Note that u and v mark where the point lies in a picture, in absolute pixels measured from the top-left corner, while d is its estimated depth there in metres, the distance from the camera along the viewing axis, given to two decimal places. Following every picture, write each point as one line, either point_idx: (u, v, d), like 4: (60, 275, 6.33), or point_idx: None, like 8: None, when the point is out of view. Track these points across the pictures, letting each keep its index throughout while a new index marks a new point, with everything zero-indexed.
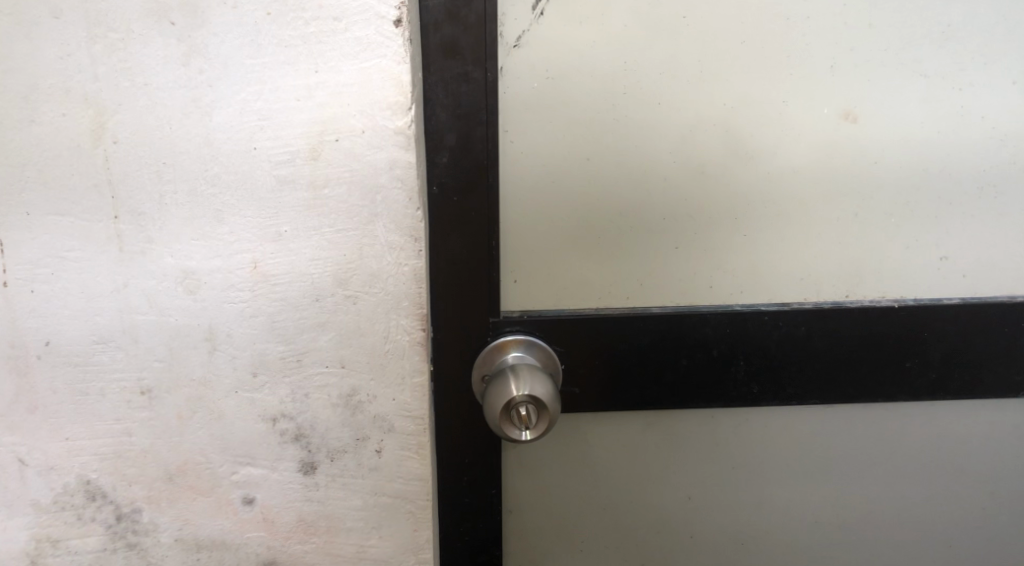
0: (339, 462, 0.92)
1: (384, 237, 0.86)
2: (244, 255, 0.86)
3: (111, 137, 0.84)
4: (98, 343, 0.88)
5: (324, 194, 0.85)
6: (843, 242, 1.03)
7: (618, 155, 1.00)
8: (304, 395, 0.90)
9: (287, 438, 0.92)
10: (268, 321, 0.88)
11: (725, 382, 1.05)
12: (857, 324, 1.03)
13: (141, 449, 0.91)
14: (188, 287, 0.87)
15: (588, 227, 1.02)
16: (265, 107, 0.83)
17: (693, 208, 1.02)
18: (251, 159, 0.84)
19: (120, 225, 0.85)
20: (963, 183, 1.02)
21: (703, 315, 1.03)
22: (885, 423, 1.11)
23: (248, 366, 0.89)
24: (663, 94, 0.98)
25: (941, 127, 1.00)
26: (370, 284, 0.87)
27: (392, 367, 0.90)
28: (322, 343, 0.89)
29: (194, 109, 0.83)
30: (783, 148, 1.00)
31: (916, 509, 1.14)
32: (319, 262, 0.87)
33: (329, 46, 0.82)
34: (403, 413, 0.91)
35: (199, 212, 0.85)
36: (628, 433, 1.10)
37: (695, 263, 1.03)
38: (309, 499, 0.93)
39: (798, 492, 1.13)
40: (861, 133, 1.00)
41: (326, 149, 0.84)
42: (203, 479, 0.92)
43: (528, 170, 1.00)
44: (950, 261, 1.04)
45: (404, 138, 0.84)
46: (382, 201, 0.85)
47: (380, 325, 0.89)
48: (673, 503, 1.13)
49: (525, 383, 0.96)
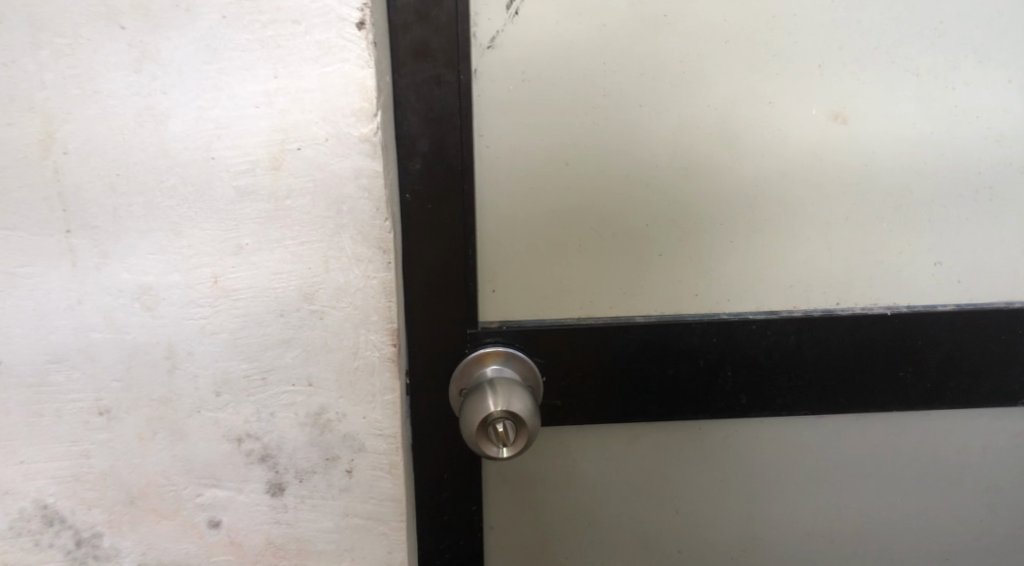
0: (308, 483, 0.88)
1: (351, 249, 0.82)
2: (204, 269, 0.82)
3: (60, 147, 0.79)
4: (52, 362, 0.84)
5: (286, 204, 0.81)
6: (832, 248, 0.99)
7: (598, 160, 0.96)
8: (269, 414, 0.86)
9: (253, 458, 0.88)
10: (231, 338, 0.84)
11: (712, 393, 1.01)
12: (848, 333, 1.00)
13: (101, 472, 0.87)
14: (146, 303, 0.83)
15: (569, 234, 0.98)
16: (222, 115, 0.79)
17: (679, 214, 0.98)
18: (209, 169, 0.80)
19: (72, 239, 0.81)
20: (956, 185, 0.98)
21: (688, 324, 0.99)
22: (879, 434, 1.07)
23: (211, 385, 0.85)
24: (644, 96, 0.94)
25: (935, 127, 0.96)
26: (338, 298, 0.83)
27: (362, 384, 0.86)
28: (288, 360, 0.85)
29: (148, 117, 0.79)
30: (770, 151, 0.96)
31: (911, 521, 1.11)
32: (283, 276, 0.83)
33: (288, 50, 0.78)
34: (374, 431, 0.87)
35: (156, 225, 0.81)
36: (612, 446, 1.06)
37: (680, 270, 0.99)
38: (278, 521, 0.89)
39: (789, 506, 1.10)
40: (850, 134, 0.96)
41: (287, 158, 0.80)
42: (166, 502, 0.88)
43: (505, 176, 0.96)
44: (945, 266, 1.00)
45: (369, 146, 0.80)
46: (348, 212, 0.81)
47: (348, 341, 0.85)
48: (660, 517, 1.10)
49: (502, 398, 0.93)
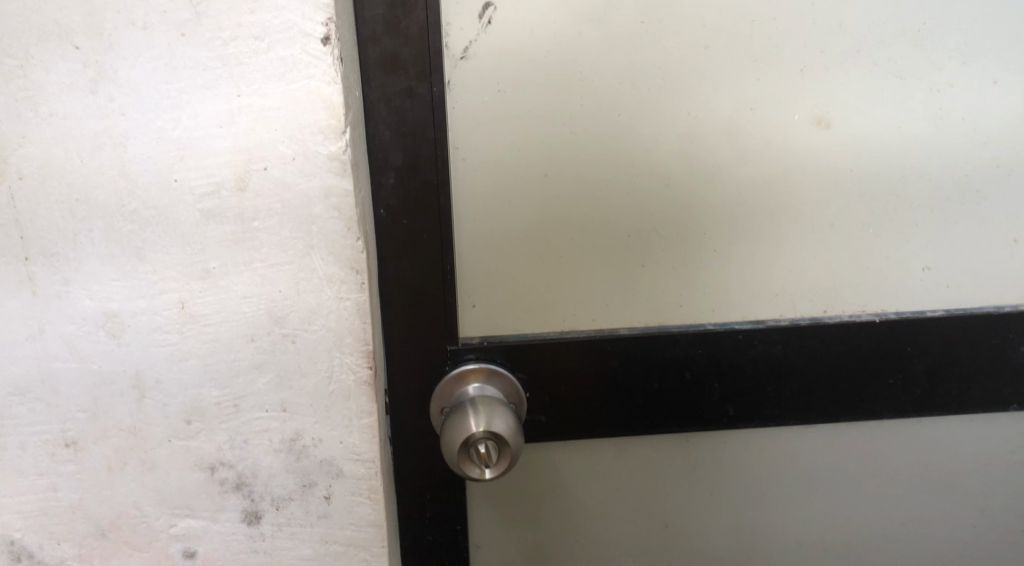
0: (284, 510, 0.86)
1: (322, 270, 0.80)
2: (171, 294, 0.80)
3: (15, 172, 0.77)
4: (14, 394, 0.81)
5: (254, 226, 0.78)
6: (819, 254, 0.97)
7: (577, 170, 0.93)
8: (243, 442, 0.84)
9: (227, 487, 0.85)
10: (200, 364, 0.81)
11: (699, 405, 0.99)
12: (837, 340, 0.97)
13: (69, 505, 0.84)
14: (111, 331, 0.80)
15: (549, 246, 0.95)
16: (184, 135, 0.76)
17: (662, 223, 0.95)
18: (172, 191, 0.77)
19: (32, 267, 0.79)
20: (943, 189, 0.96)
21: (673, 335, 0.96)
22: (870, 442, 1.05)
23: (181, 413, 0.83)
24: (623, 105, 0.92)
25: (920, 130, 0.94)
26: (310, 321, 0.81)
27: (338, 409, 0.83)
28: (260, 385, 0.82)
29: (106, 140, 0.76)
30: (754, 157, 0.94)
31: (905, 528, 1.09)
32: (253, 299, 0.80)
33: (251, 68, 0.75)
34: (351, 456, 0.85)
35: (119, 250, 0.78)
36: (598, 460, 1.04)
37: (664, 280, 0.97)
38: (254, 550, 0.87)
39: (780, 516, 1.07)
40: (834, 140, 0.94)
41: (253, 178, 0.77)
42: (138, 534, 0.86)
43: (483, 187, 0.93)
44: (933, 271, 0.98)
45: (339, 164, 0.77)
46: (318, 232, 0.79)
47: (322, 364, 0.82)
48: (649, 531, 1.07)
49: (484, 418, 0.90)
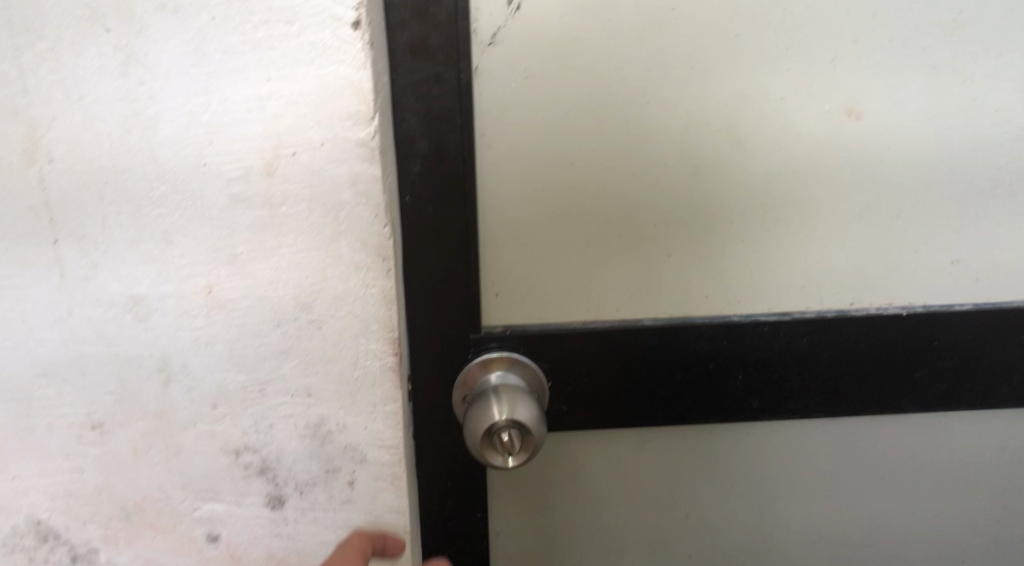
0: (308, 495, 0.86)
1: (349, 256, 0.79)
2: (198, 279, 0.80)
3: (44, 154, 0.77)
4: (41, 376, 0.82)
5: (281, 211, 0.78)
6: (847, 246, 0.96)
7: (604, 159, 0.92)
8: (268, 426, 0.84)
9: (251, 471, 0.85)
10: (226, 349, 0.82)
11: (723, 397, 0.98)
12: (863, 334, 0.96)
13: (95, 487, 0.85)
14: (138, 314, 0.81)
15: (574, 235, 0.95)
16: (213, 120, 0.76)
17: (688, 213, 0.95)
18: (201, 176, 0.77)
19: (60, 249, 0.79)
20: (974, 181, 0.95)
21: (698, 326, 0.96)
22: (894, 435, 1.04)
23: (206, 397, 0.83)
24: (651, 92, 0.91)
25: (952, 122, 0.93)
26: (336, 307, 0.81)
27: (363, 395, 0.83)
28: (285, 371, 0.82)
29: (135, 123, 0.76)
30: (783, 147, 0.93)
31: (926, 523, 1.08)
32: (280, 285, 0.80)
33: (281, 52, 0.75)
34: (376, 442, 0.85)
35: (147, 234, 0.79)
36: (620, 450, 1.04)
37: (690, 271, 0.96)
38: (278, 534, 0.87)
39: (801, 509, 1.07)
40: (864, 131, 0.93)
41: (281, 163, 0.77)
42: (162, 517, 0.86)
43: (508, 175, 0.93)
44: (962, 264, 0.97)
45: (367, 150, 0.77)
46: (346, 218, 0.79)
47: (348, 351, 0.82)
48: (669, 522, 1.07)
49: (507, 406, 0.90)
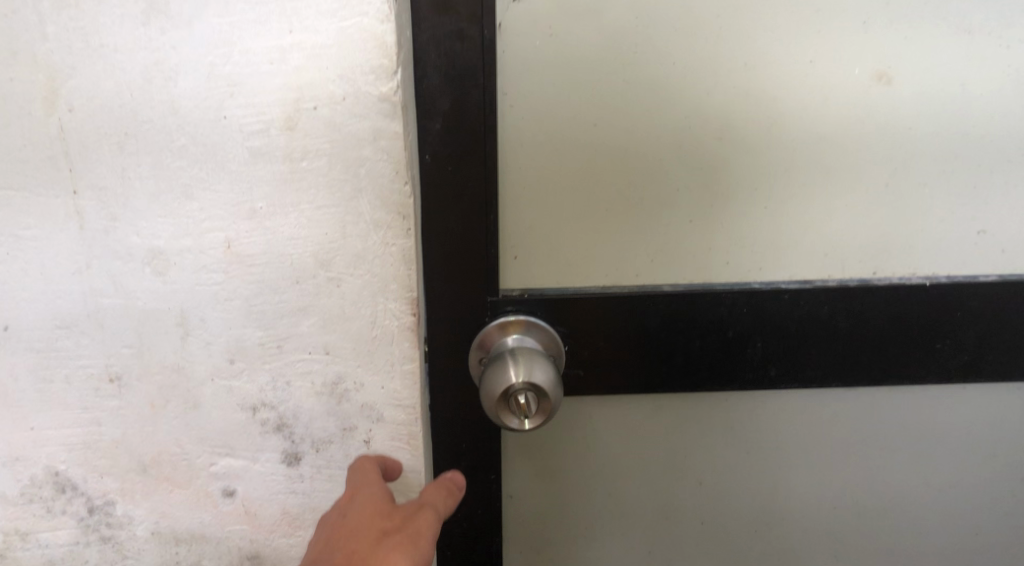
0: (324, 453, 0.86)
1: (369, 214, 0.79)
2: (217, 234, 0.79)
3: (64, 103, 0.76)
4: (60, 328, 0.82)
5: (302, 166, 0.78)
6: (871, 214, 0.95)
7: (627, 120, 0.91)
8: (285, 383, 0.84)
9: (268, 427, 0.85)
10: (244, 305, 0.81)
11: (740, 365, 0.97)
12: (884, 303, 0.95)
13: (112, 440, 0.85)
14: (157, 268, 0.80)
15: (595, 198, 0.94)
16: (235, 72, 0.75)
17: (711, 178, 0.93)
18: (221, 128, 0.77)
19: (80, 200, 0.78)
20: (1004, 150, 0.93)
21: (717, 293, 0.95)
22: (912, 407, 1.03)
23: (224, 353, 0.83)
24: (678, 52, 0.89)
25: (985, 89, 0.91)
26: (355, 266, 0.80)
27: (380, 354, 0.83)
28: (303, 328, 0.82)
29: (155, 74, 0.75)
30: (811, 111, 0.91)
31: (941, 496, 1.08)
32: (298, 241, 0.79)
33: (304, 3, 0.74)
34: (392, 402, 0.84)
35: (167, 187, 0.78)
36: (635, 416, 1.03)
37: (712, 237, 0.95)
38: (294, 490, 0.88)
39: (816, 479, 1.07)
40: (894, 96, 0.91)
41: (302, 118, 0.76)
42: (179, 471, 0.87)
43: (529, 136, 0.92)
44: (988, 234, 0.96)
45: (389, 106, 0.76)
46: (366, 175, 0.78)
47: (366, 310, 0.82)
48: (683, 489, 1.07)
49: (524, 370, 0.89)
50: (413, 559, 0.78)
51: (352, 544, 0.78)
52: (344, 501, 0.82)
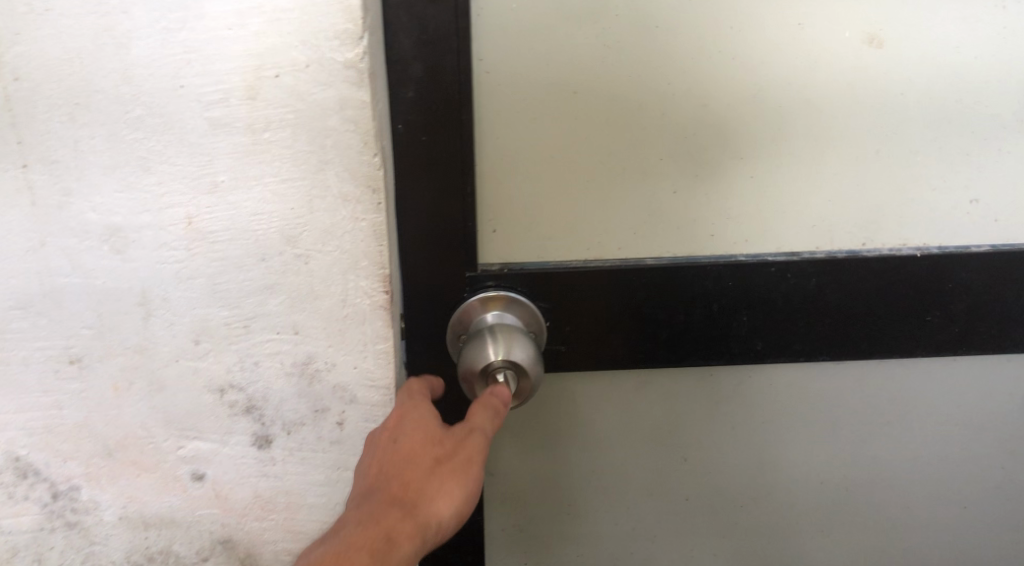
0: (296, 435, 0.83)
1: (337, 188, 0.75)
2: (177, 209, 0.76)
3: (10, 72, 0.72)
4: (16, 309, 0.78)
5: (264, 138, 0.74)
6: (861, 182, 0.92)
7: (609, 87, 0.87)
8: (253, 364, 0.81)
9: (237, 409, 0.82)
10: (208, 283, 0.78)
11: (725, 339, 0.95)
12: (874, 275, 0.92)
13: (75, 424, 0.82)
14: (116, 245, 0.77)
15: (575, 169, 0.90)
16: (191, 37, 0.71)
17: (695, 147, 0.90)
18: (178, 98, 0.73)
19: (31, 175, 0.75)
20: (999, 115, 0.90)
21: (702, 266, 0.92)
22: (902, 381, 1.01)
23: (189, 333, 0.79)
24: (661, 15, 0.85)
25: (980, 52, 0.88)
26: (323, 242, 0.77)
27: (352, 333, 0.80)
28: (270, 307, 0.79)
29: (107, 40, 0.71)
30: (799, 75, 0.88)
31: (929, 469, 1.06)
32: (263, 217, 0.76)
33: None
34: (365, 383, 0.81)
35: (123, 160, 0.74)
36: (619, 392, 1.00)
37: (696, 209, 0.92)
38: (265, 474, 0.85)
39: (803, 453, 1.04)
40: (886, 59, 0.87)
41: (264, 87, 0.72)
42: (146, 454, 0.84)
43: (506, 104, 0.88)
44: (981, 204, 0.93)
45: (356, 73, 0.72)
46: (333, 146, 0.74)
47: (336, 287, 0.78)
48: (667, 464, 1.05)
49: (503, 347, 0.86)
50: (466, 489, 0.76)
51: (404, 474, 0.77)
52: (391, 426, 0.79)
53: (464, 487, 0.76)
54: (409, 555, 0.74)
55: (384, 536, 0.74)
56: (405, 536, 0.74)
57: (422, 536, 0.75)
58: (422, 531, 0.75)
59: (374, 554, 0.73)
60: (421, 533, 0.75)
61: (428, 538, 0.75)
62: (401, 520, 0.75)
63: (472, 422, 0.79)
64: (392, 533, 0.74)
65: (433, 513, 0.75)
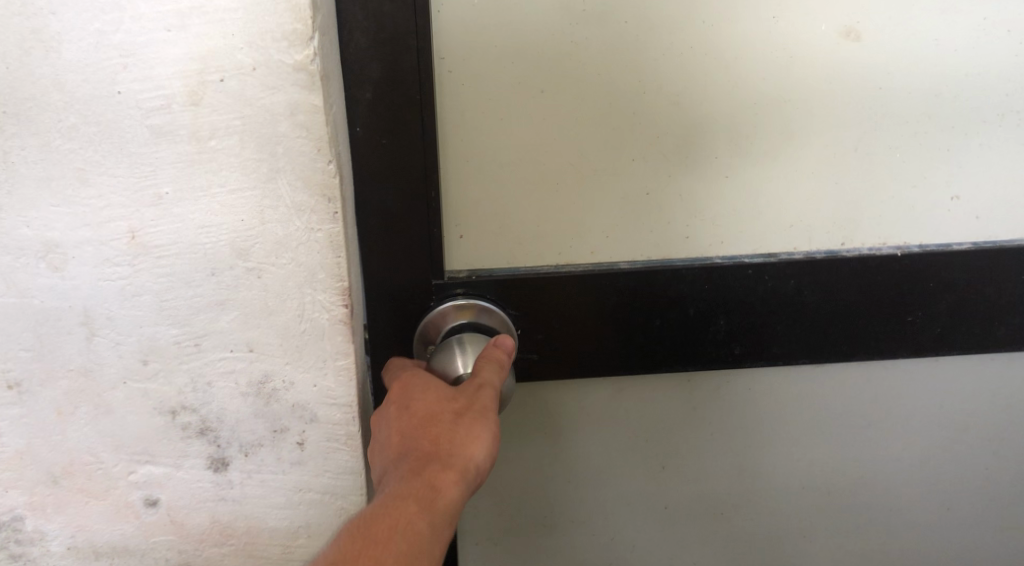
0: (254, 456, 0.79)
1: (289, 197, 0.71)
2: (120, 223, 0.71)
3: None
4: None
5: (210, 146, 0.69)
6: (839, 180, 0.88)
7: (578, 85, 0.83)
8: (205, 384, 0.76)
9: (190, 432, 0.78)
10: (156, 300, 0.73)
11: (702, 344, 0.91)
12: (854, 276, 0.89)
13: (16, 451, 0.77)
14: (54, 262, 0.72)
15: (544, 171, 0.86)
16: (127, 40, 0.66)
17: (668, 147, 0.86)
18: (115, 105, 0.68)
19: None
20: (980, 110, 0.87)
21: (677, 269, 0.88)
22: (884, 382, 0.98)
23: (136, 353, 0.75)
24: (631, 10, 0.81)
25: (960, 45, 0.84)
26: (277, 254, 0.72)
27: (311, 350, 0.76)
28: (223, 324, 0.74)
29: (35, 44, 0.66)
30: (774, 72, 0.84)
31: (912, 471, 1.03)
32: (212, 230, 0.71)
33: None
34: (326, 401, 0.77)
35: (58, 172, 0.69)
36: (594, 400, 0.96)
37: (670, 210, 0.88)
38: (223, 498, 0.80)
39: (783, 458, 1.01)
40: (863, 54, 0.84)
41: (209, 92, 0.68)
42: (94, 481, 0.79)
43: (470, 104, 0.83)
44: (962, 202, 0.90)
45: (306, 76, 0.68)
46: (284, 154, 0.70)
47: (293, 301, 0.74)
48: (644, 472, 1.01)
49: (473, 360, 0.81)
50: (493, 430, 0.76)
51: (429, 431, 0.76)
52: (398, 396, 0.79)
53: (492, 428, 0.76)
54: (456, 498, 0.73)
55: (428, 485, 0.73)
56: (449, 482, 0.73)
57: (465, 479, 0.74)
58: (464, 475, 0.74)
59: (423, 503, 0.72)
60: (463, 477, 0.74)
61: (470, 481, 0.74)
62: (440, 470, 0.74)
63: (481, 376, 0.79)
64: (435, 482, 0.73)
65: (470, 456, 0.74)
